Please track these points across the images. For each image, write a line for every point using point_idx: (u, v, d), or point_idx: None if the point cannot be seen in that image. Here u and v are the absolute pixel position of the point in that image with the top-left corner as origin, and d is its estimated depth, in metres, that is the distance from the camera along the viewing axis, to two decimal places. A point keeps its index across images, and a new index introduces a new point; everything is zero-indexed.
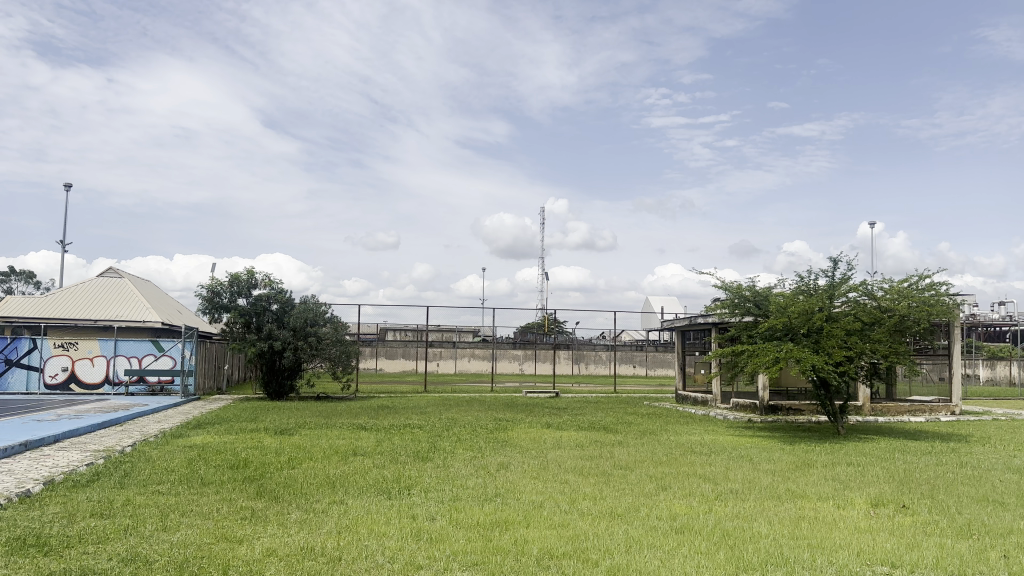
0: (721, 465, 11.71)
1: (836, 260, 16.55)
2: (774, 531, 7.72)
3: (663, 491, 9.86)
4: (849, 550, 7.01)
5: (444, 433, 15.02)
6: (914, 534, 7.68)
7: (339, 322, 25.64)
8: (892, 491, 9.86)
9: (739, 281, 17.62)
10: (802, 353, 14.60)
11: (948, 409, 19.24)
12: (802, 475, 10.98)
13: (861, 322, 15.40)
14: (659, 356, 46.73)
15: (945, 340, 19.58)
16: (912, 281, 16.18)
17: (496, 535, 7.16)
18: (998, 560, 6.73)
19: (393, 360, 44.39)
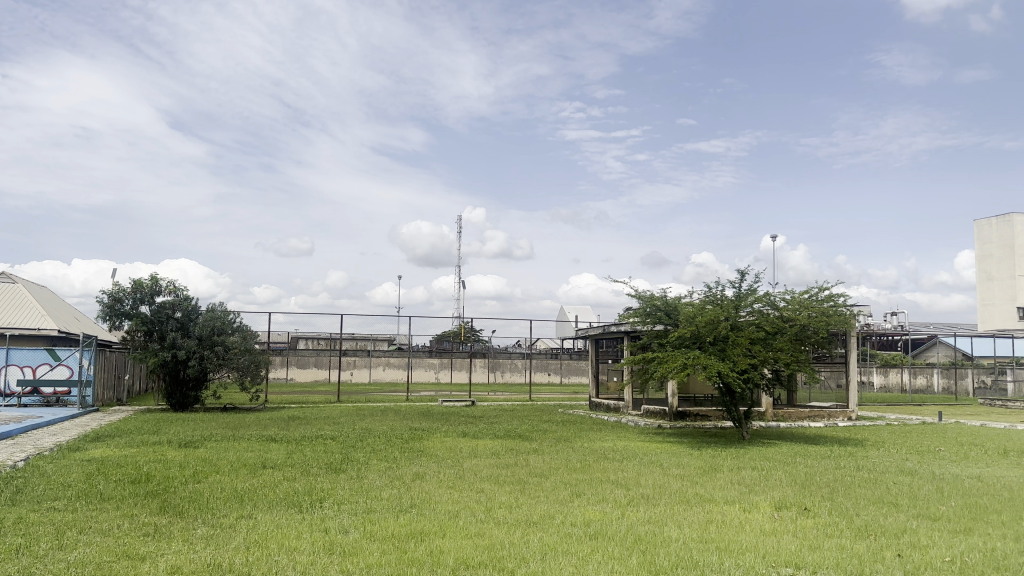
0: (632, 470, 11.98)
1: (743, 272, 17.32)
2: (683, 534, 7.98)
3: (578, 497, 10.01)
4: (755, 552, 7.29)
5: (358, 443, 14.76)
6: (815, 536, 8.06)
7: (248, 331, 24.83)
8: (794, 493, 10.34)
9: (652, 291, 18.10)
10: (709, 360, 15.14)
11: (844, 415, 20.23)
12: (709, 479, 11.37)
13: (764, 331, 16.06)
14: (573, 364, 47.41)
15: (842, 349, 20.56)
16: (812, 293, 16.95)
17: (411, 546, 7.07)
18: (893, 560, 7.14)
19: (304, 369, 43.31)
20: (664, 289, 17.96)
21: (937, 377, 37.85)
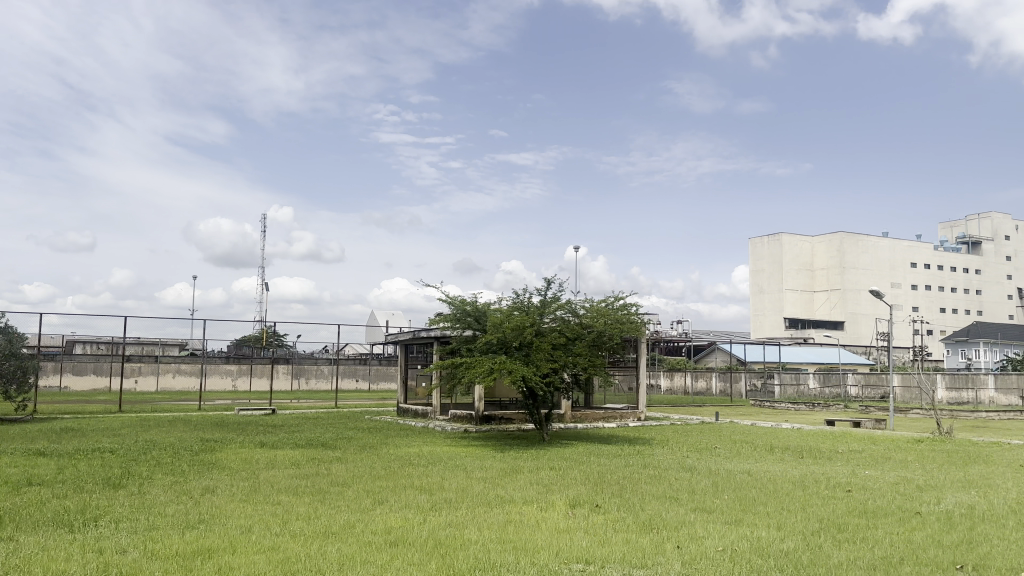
0: (436, 475, 12.04)
1: (549, 280, 17.98)
2: (483, 536, 8.12)
3: (381, 504, 9.87)
4: (549, 550, 7.58)
5: (141, 456, 13.58)
6: (604, 531, 8.54)
7: (14, 333, 22.02)
8: (588, 492, 10.90)
9: (461, 297, 18.33)
10: (514, 365, 15.56)
11: (635, 416, 21.68)
12: (510, 481, 11.69)
13: (565, 336, 16.80)
14: (381, 370, 46.90)
15: (634, 354, 22.04)
16: (610, 301, 17.98)
17: (197, 565, 6.59)
18: (672, 551, 7.73)
19: (80, 377, 39.10)
20: (473, 294, 18.25)
21: (715, 381, 41.48)
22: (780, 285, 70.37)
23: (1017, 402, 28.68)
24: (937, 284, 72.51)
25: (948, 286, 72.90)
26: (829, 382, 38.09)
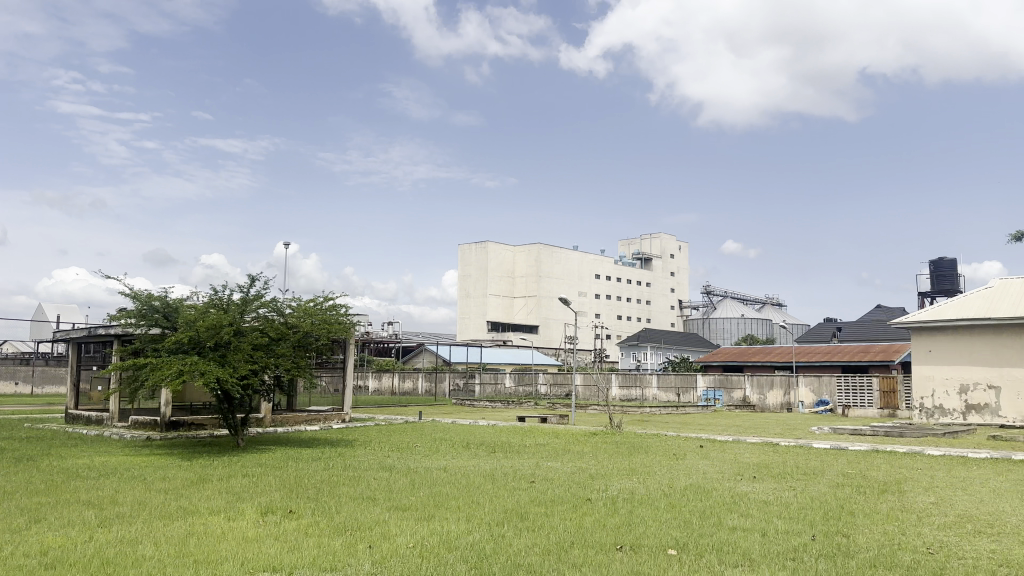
0: (108, 488, 10.76)
1: (253, 276, 16.91)
2: (159, 552, 7.43)
3: (35, 524, 8.58)
4: (233, 561, 7.16)
5: None
6: (296, 537, 8.29)
7: None
8: (282, 497, 10.51)
9: (150, 291, 16.66)
10: (208, 367, 14.55)
11: (339, 418, 21.51)
12: (197, 490, 10.85)
13: (267, 337, 16.03)
14: (49, 372, 40.97)
15: (341, 355, 21.87)
16: (317, 301, 17.48)
17: None
18: (364, 551, 7.75)
19: None
20: (165, 289, 16.70)
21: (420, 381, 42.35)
22: (484, 290, 74.45)
23: (672, 399, 32.96)
24: (618, 293, 81.87)
25: (626, 297, 82.57)
26: (523, 381, 41.20)
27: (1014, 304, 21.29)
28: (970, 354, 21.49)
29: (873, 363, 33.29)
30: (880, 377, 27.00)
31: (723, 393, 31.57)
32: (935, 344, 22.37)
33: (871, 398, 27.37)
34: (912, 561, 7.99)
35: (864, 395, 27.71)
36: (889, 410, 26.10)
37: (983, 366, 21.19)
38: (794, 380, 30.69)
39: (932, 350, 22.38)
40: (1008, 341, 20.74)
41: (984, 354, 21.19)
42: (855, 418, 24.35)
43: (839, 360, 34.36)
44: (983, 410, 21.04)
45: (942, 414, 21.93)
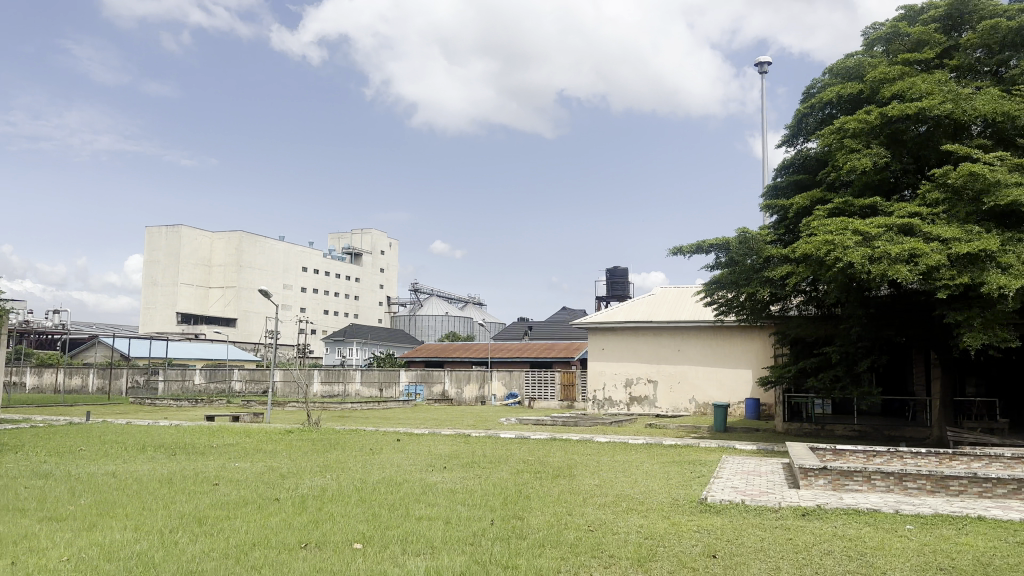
0: None
1: None
2: None
3: None
4: None
5: None
6: None
7: None
8: None
9: None
10: None
11: None
12: None
13: None
14: None
15: None
16: None
17: None
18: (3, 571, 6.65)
19: None
20: None
21: (92, 378, 38.03)
22: (174, 280, 69.38)
23: (375, 395, 32.97)
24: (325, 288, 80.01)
25: (335, 291, 81.13)
26: (216, 378, 38.49)
27: (671, 309, 24.70)
28: (636, 352, 24.49)
29: (559, 360, 35.93)
30: (561, 372, 29.65)
31: (423, 388, 32.76)
32: (608, 342, 24.90)
33: (553, 392, 29.94)
34: (573, 538, 8.89)
35: (547, 389, 30.14)
36: (568, 402, 29.38)
37: (645, 362, 24.32)
38: (488, 375, 32.07)
39: (606, 347, 24.91)
40: (665, 341, 24.03)
41: (645, 352, 24.38)
42: (538, 410, 26.62)
43: (526, 357, 36.49)
44: (644, 401, 24.22)
45: (611, 404, 24.68)
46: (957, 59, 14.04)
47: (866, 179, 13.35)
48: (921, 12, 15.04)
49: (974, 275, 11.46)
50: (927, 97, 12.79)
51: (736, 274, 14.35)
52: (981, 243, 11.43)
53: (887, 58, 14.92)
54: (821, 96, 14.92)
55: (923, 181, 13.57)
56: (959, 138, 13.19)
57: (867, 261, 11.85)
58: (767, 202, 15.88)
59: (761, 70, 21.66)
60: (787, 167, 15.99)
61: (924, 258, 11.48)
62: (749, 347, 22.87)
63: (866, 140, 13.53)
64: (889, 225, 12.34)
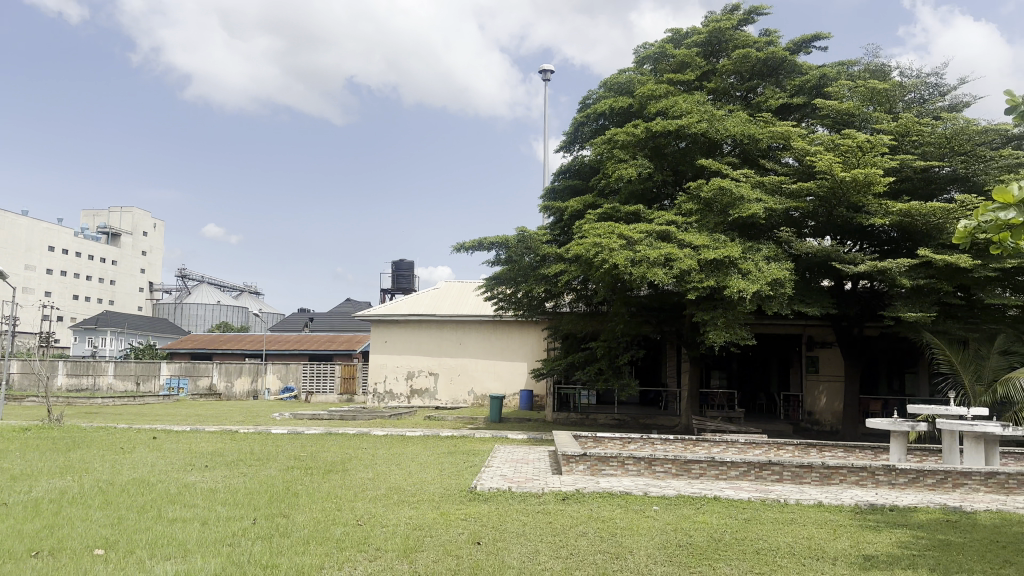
0: None
1: None
2: None
3: None
4: None
5: None
6: None
7: None
8: None
9: None
10: None
11: None
12: None
13: None
14: None
15: None
16: None
17: None
18: None
19: None
20: None
21: None
22: None
23: (130, 388, 30.58)
24: (72, 271, 71.59)
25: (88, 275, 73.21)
26: None
27: (454, 304, 25.28)
28: (418, 346, 24.73)
29: (339, 354, 34.44)
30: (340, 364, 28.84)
31: (188, 381, 30.38)
32: (391, 335, 24.90)
33: (331, 384, 29.40)
34: (340, 533, 8.73)
35: (326, 381, 29.55)
36: (347, 395, 28.50)
37: (427, 356, 24.64)
38: (261, 366, 30.78)
39: (388, 341, 24.88)
40: (447, 335, 24.53)
41: (427, 346, 24.67)
42: (316, 404, 25.93)
43: (303, 350, 34.59)
44: (424, 394, 24.48)
45: (391, 398, 24.63)
46: (712, 83, 15.62)
47: (632, 187, 14.47)
48: (684, 37, 16.54)
49: (718, 279, 12.83)
50: (687, 115, 13.97)
51: (514, 270, 14.93)
52: (725, 251, 12.81)
53: (654, 75, 16.27)
54: (596, 105, 15.94)
55: (680, 192, 14.98)
56: (711, 155, 14.69)
57: (630, 264, 12.84)
58: (545, 203, 16.71)
59: (546, 76, 22.73)
60: (564, 171, 16.97)
61: (677, 263, 12.66)
62: (526, 341, 23.97)
63: (633, 151, 14.59)
64: (650, 231, 13.44)
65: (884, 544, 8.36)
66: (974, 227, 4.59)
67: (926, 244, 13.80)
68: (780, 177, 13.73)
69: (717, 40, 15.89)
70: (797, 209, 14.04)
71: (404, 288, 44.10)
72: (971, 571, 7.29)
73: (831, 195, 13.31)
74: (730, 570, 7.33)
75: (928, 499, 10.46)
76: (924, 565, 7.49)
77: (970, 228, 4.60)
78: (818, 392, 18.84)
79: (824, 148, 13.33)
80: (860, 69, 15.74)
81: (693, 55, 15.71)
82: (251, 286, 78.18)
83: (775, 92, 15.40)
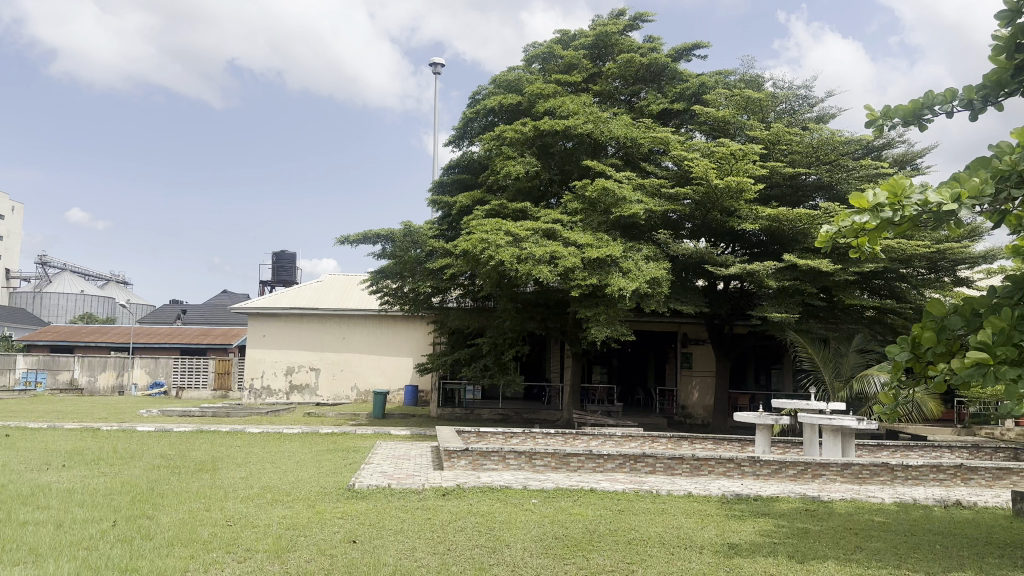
0: None
1: None
2: None
3: None
4: None
5: None
6: None
7: None
8: None
9: None
10: None
11: None
12: None
13: None
14: None
15: None
16: None
17: None
18: None
19: None
20: None
21: None
22: None
23: None
24: None
25: None
26: None
27: (338, 298, 24.78)
28: (298, 340, 24.11)
29: (212, 348, 33.08)
30: (214, 360, 27.93)
31: (47, 375, 28.58)
32: (269, 329, 24.12)
33: (206, 378, 28.23)
34: (209, 534, 8.32)
35: (200, 376, 28.40)
36: (221, 391, 27.71)
37: (308, 351, 24.08)
38: (128, 361, 28.62)
39: (266, 335, 24.10)
40: (330, 329, 24.02)
41: (308, 340, 24.08)
42: (189, 400, 24.84)
43: (175, 345, 32.67)
44: (304, 389, 23.92)
45: (269, 394, 23.92)
46: (598, 86, 16.02)
47: (520, 184, 14.62)
48: (572, 39, 16.84)
49: (601, 277, 13.13)
50: (573, 115, 14.26)
51: (400, 264, 14.79)
52: (607, 250, 13.13)
53: (543, 74, 16.50)
54: (485, 102, 16.00)
55: (566, 192, 15.28)
56: (596, 156, 15.07)
57: (516, 260, 12.94)
58: (433, 197, 16.65)
59: (437, 70, 22.61)
60: (453, 166, 16.99)
61: (562, 261, 12.87)
62: (411, 335, 23.82)
63: (521, 149, 14.76)
64: (536, 228, 13.59)
65: (747, 532, 8.81)
66: (834, 230, 4.43)
67: (793, 248, 14.65)
68: (660, 180, 14.22)
69: (604, 44, 16.29)
70: (675, 212, 14.60)
71: (285, 280, 42.88)
72: (822, 555, 7.79)
73: (707, 199, 13.92)
74: (604, 561, 7.52)
75: (788, 489, 11.11)
76: (782, 551, 7.94)
77: (831, 231, 4.45)
78: (690, 387, 19.71)
79: (701, 154, 13.92)
80: (736, 79, 16.53)
81: (580, 57, 16.04)
82: (120, 275, 73.54)
83: (657, 97, 15.97)
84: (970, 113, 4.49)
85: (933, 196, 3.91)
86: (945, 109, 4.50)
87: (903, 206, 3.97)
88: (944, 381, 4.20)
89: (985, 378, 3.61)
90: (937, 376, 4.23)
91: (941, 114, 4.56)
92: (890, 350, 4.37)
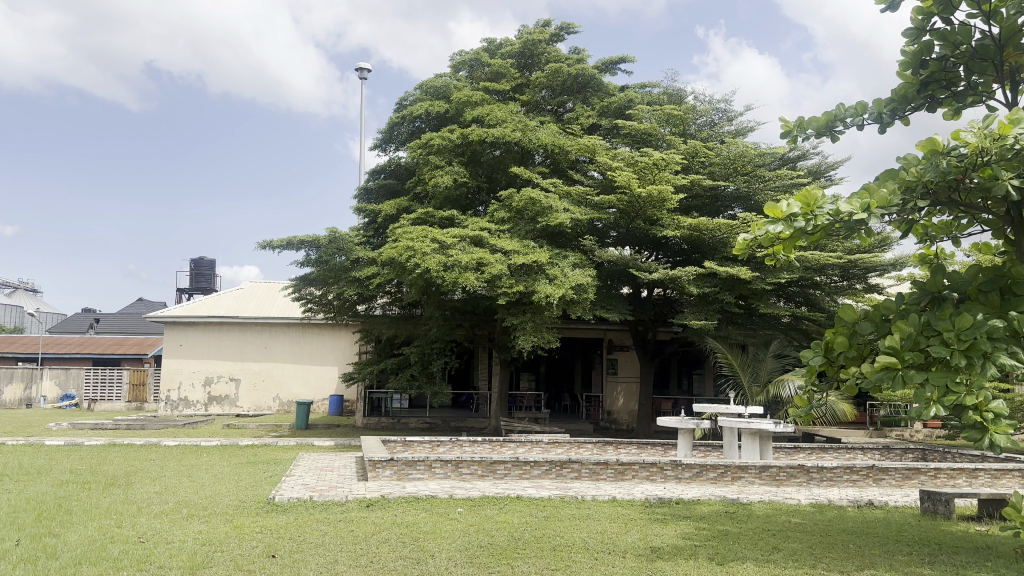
0: None
1: None
2: None
3: None
4: None
5: None
6: None
7: None
8: None
9: None
10: None
11: None
12: None
13: None
14: None
15: None
16: None
17: None
18: None
19: None
20: None
21: None
22: None
23: None
24: None
25: None
26: None
27: (260, 306, 24.21)
28: (217, 349, 23.46)
29: (127, 358, 31.89)
30: (129, 371, 26.96)
31: None
32: (187, 339, 23.41)
33: (119, 391, 27.21)
34: (119, 551, 7.97)
35: (112, 388, 27.35)
36: (136, 403, 26.74)
37: (228, 360, 23.46)
38: (36, 372, 27.32)
39: (183, 344, 23.36)
40: (251, 338, 23.45)
41: (228, 350, 23.46)
42: (100, 413, 23.96)
43: (87, 355, 31.32)
44: (223, 401, 23.36)
45: (186, 405, 23.27)
46: (526, 95, 16.17)
47: (447, 192, 14.63)
48: (499, 47, 16.96)
49: (527, 284, 13.20)
50: (501, 124, 14.35)
51: (325, 271, 14.60)
52: (534, 257, 13.23)
53: (470, 82, 16.55)
54: (412, 108, 15.95)
55: (493, 199, 15.37)
56: (523, 164, 15.23)
57: (443, 268, 12.89)
58: (359, 203, 16.50)
59: (364, 74, 22.38)
60: (379, 172, 16.89)
61: (488, 268, 12.87)
62: (337, 343, 23.40)
63: (449, 156, 14.75)
64: (463, 235, 13.54)
65: (669, 536, 8.96)
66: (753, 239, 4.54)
67: (713, 256, 15.05)
68: (585, 190, 14.45)
69: (531, 53, 16.52)
70: (601, 220, 14.84)
71: (202, 288, 41.63)
72: (741, 557, 7.99)
73: (630, 208, 14.19)
74: (527, 569, 7.51)
75: (709, 492, 11.35)
76: (704, 553, 8.12)
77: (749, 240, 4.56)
78: (616, 393, 20.05)
79: (625, 163, 14.17)
80: (659, 92, 16.94)
81: (508, 66, 16.18)
82: (28, 281, 69.93)
83: (584, 109, 16.24)
84: (879, 127, 4.70)
85: (844, 206, 4.09)
86: (856, 122, 4.73)
87: (816, 216, 4.11)
88: (854, 385, 4.33)
89: (894, 381, 3.74)
90: (849, 379, 4.38)
91: (852, 127, 4.78)
92: (804, 354, 4.44)
